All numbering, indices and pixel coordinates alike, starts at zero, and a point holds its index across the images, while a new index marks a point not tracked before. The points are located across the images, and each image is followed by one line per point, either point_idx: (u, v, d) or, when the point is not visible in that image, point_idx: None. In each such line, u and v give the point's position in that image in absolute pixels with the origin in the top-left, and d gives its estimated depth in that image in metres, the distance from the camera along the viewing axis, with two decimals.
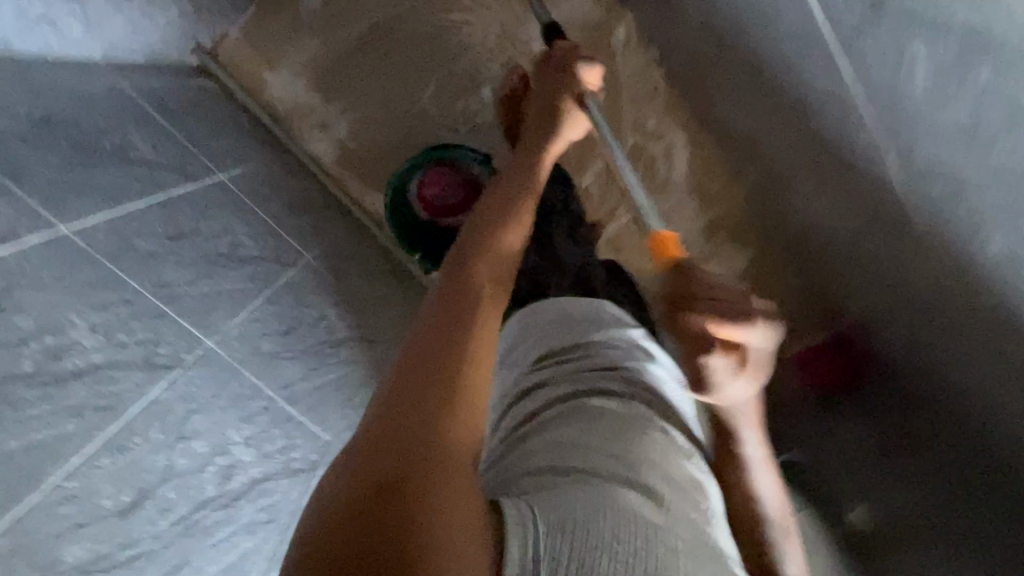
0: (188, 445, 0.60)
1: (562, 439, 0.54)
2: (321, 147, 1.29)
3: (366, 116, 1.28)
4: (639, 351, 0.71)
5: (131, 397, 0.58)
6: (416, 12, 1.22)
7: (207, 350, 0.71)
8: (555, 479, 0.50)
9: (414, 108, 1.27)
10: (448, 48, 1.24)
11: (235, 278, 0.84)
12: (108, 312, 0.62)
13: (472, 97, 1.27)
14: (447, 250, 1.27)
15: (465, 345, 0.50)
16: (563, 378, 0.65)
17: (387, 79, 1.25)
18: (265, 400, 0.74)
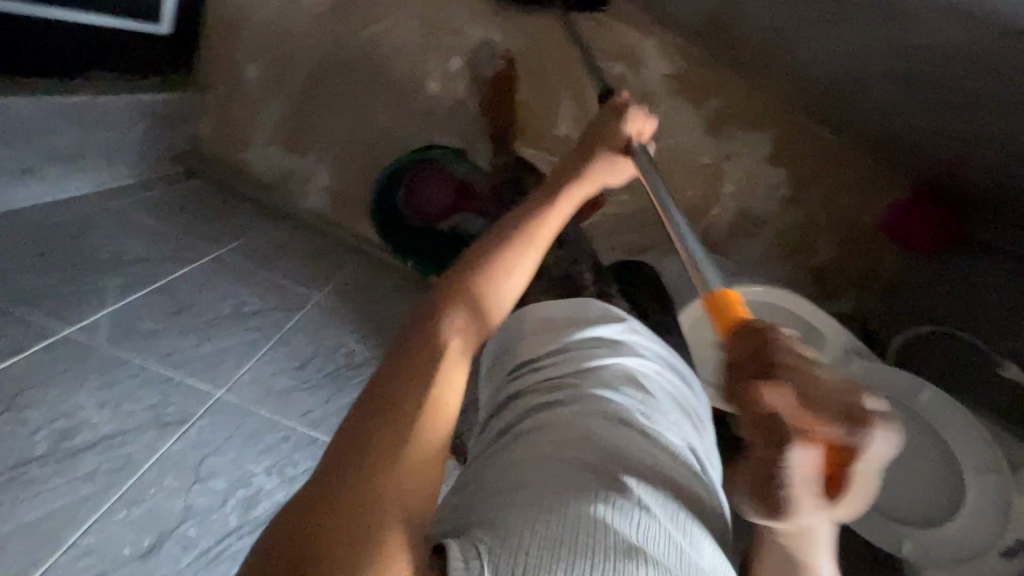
0: (206, 484, 0.63)
1: (522, 459, 0.44)
2: (311, 199, 1.34)
3: (338, 155, 1.33)
4: (621, 344, 0.58)
5: (143, 455, 0.62)
6: (346, 44, 1.29)
7: (217, 399, 0.74)
8: (513, 499, 0.40)
9: (376, 130, 1.32)
10: (384, 62, 1.29)
11: (241, 332, 0.89)
12: (114, 387, 0.67)
13: (424, 97, 1.30)
14: (439, 253, 1.26)
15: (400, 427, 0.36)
16: (537, 391, 0.53)
17: (344, 114, 1.32)
18: (285, 430, 0.76)
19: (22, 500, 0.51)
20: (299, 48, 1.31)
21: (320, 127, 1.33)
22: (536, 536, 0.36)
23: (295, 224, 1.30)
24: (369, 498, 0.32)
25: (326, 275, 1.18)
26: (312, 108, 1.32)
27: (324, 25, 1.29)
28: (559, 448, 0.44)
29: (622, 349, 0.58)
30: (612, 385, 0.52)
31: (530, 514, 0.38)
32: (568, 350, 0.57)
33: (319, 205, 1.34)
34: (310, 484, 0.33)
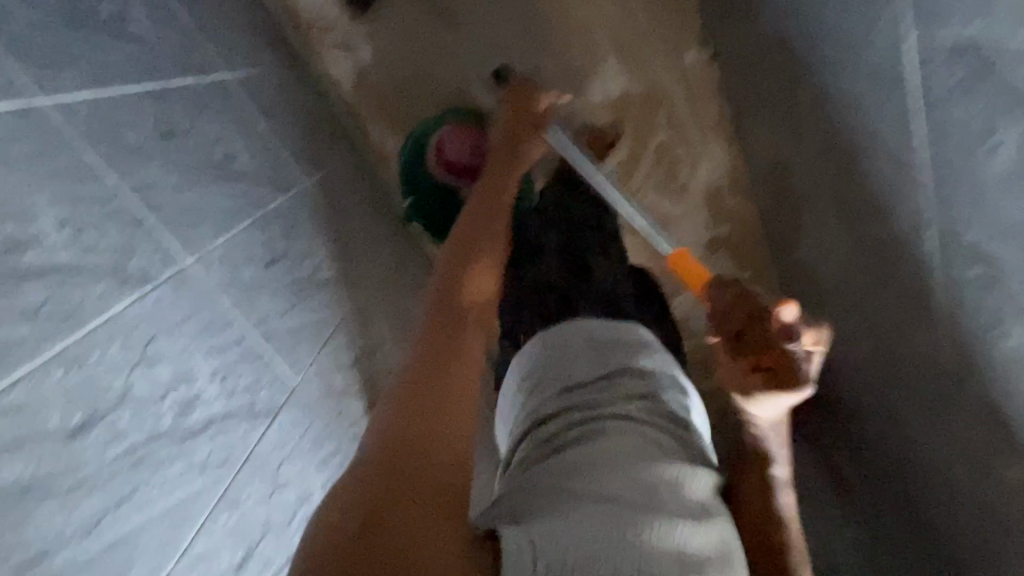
0: (150, 368, 0.56)
1: (583, 472, 0.52)
2: (339, 69, 1.20)
3: (391, 47, 1.20)
4: (653, 375, 0.69)
5: (94, 307, 0.53)
6: None
7: (185, 268, 0.65)
8: (573, 503, 0.49)
9: (444, 55, 1.21)
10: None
11: (226, 193, 0.78)
12: (81, 207, 0.56)
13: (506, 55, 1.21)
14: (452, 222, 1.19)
15: (434, 396, 0.52)
16: (584, 413, 0.62)
17: (421, 17, 1.20)
18: (238, 333, 0.69)
19: None
20: None
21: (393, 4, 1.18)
22: (587, 533, 0.46)
23: (310, 86, 1.15)
24: (417, 487, 0.46)
25: (320, 163, 1.06)
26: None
27: None
28: (594, 450, 0.55)
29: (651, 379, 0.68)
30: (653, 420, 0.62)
31: (587, 512, 0.48)
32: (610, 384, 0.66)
33: (344, 81, 1.20)
34: (381, 469, 0.47)
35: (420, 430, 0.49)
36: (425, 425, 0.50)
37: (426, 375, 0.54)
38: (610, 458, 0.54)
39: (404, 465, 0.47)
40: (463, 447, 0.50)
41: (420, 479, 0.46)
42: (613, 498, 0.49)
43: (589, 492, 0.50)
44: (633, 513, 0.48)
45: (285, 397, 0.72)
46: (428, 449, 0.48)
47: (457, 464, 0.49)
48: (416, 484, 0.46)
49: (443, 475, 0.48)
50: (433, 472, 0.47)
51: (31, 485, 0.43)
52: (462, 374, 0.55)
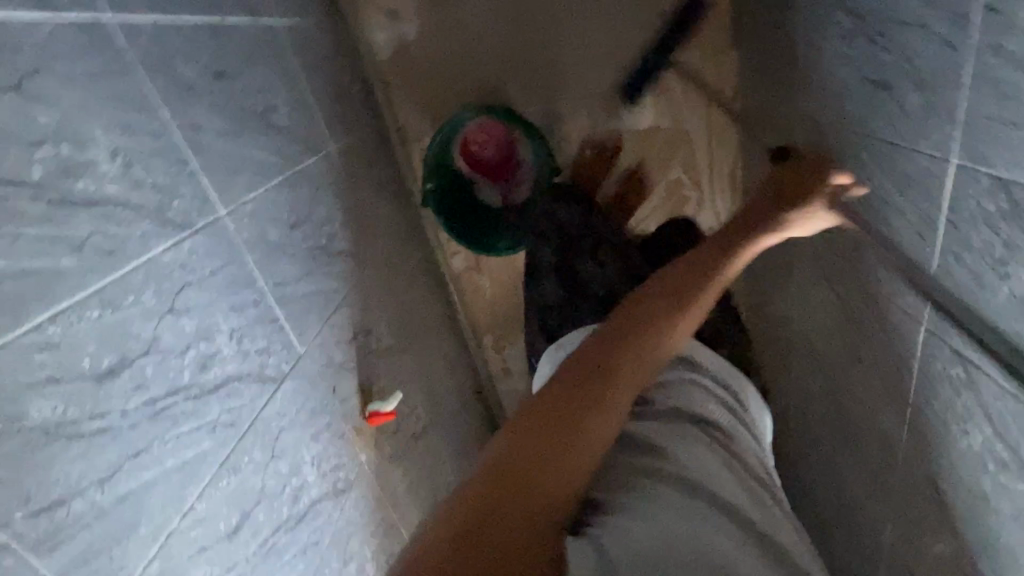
0: (177, 319, 0.54)
1: (656, 486, 0.57)
2: (380, 37, 1.18)
3: (437, 28, 1.19)
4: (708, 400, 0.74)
5: (133, 247, 0.50)
6: None
7: (219, 219, 0.62)
8: (643, 510, 0.54)
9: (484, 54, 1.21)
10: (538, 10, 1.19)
11: (263, 146, 0.75)
12: (132, 138, 0.53)
13: (546, 68, 1.22)
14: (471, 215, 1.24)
15: (552, 437, 0.54)
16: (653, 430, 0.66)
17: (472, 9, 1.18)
18: (257, 294, 0.67)
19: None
20: None
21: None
22: (665, 533, 0.52)
23: (347, 47, 1.13)
24: (531, 490, 0.51)
25: (347, 128, 1.04)
26: None
27: None
28: (665, 458, 0.62)
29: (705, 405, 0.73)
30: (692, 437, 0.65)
31: (669, 516, 0.53)
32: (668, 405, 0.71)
33: (382, 49, 1.19)
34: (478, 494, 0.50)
35: (541, 443, 0.53)
36: (547, 442, 0.54)
37: (567, 404, 0.57)
38: (676, 468, 0.60)
39: (529, 471, 0.51)
40: (580, 467, 0.54)
41: (540, 483, 0.51)
42: (679, 503, 0.55)
43: (660, 497, 0.56)
44: (693, 529, 0.53)
45: (291, 365, 0.70)
46: (548, 462, 0.52)
47: (577, 474, 0.53)
48: (529, 485, 0.51)
49: (552, 486, 0.52)
50: (546, 483, 0.51)
51: (57, 428, 0.41)
52: (582, 417, 0.57)
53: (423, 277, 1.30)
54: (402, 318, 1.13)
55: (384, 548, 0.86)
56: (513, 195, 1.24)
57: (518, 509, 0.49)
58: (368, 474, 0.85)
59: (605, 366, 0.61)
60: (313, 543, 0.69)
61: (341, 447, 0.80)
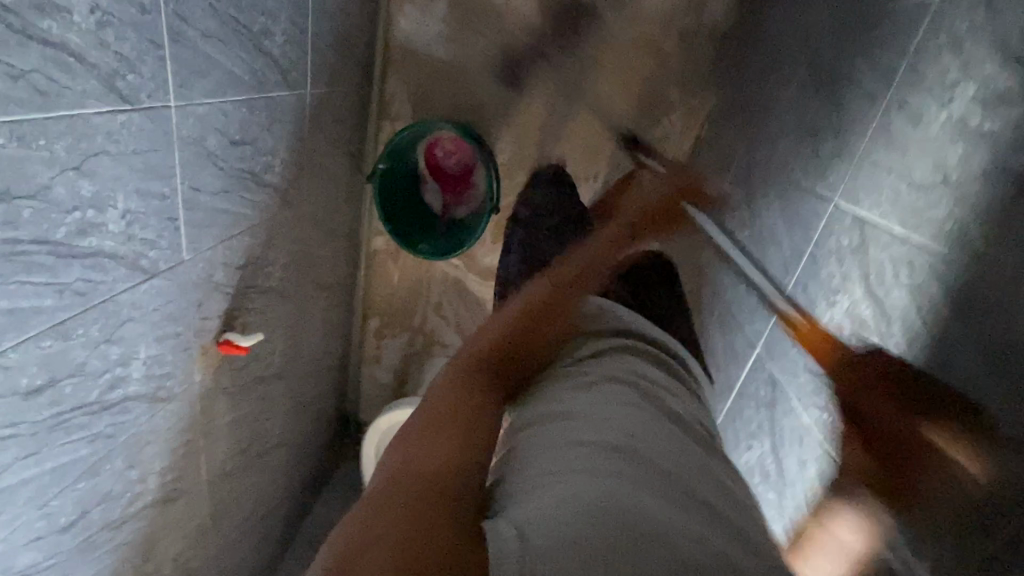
0: (76, 178, 0.55)
1: (563, 447, 0.51)
2: (402, 22, 1.26)
3: (447, 47, 1.27)
4: (638, 355, 0.68)
5: (68, 101, 0.51)
6: (538, 38, 1.24)
7: (164, 109, 0.64)
8: (553, 473, 0.48)
9: (474, 92, 1.29)
10: (531, 84, 1.27)
11: (243, 62, 0.77)
12: (117, 4, 0.54)
13: (520, 131, 1.30)
14: (403, 211, 1.29)
15: (424, 434, 0.55)
16: (571, 387, 0.60)
17: (482, 52, 1.26)
18: (168, 189, 0.68)
19: None
20: None
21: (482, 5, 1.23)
22: (579, 499, 0.44)
23: (368, 12, 1.18)
24: (406, 497, 0.47)
25: (332, 81, 1.08)
26: None
27: None
28: (573, 411, 0.55)
29: (627, 357, 0.66)
30: (620, 390, 0.59)
31: (580, 476, 0.46)
32: (581, 364, 0.64)
33: (398, 32, 1.26)
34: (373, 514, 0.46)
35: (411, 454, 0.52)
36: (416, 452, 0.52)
37: (448, 408, 0.57)
38: (592, 425, 0.53)
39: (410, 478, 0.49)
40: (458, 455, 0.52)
41: (413, 484, 0.48)
42: (593, 469, 0.47)
43: (564, 462, 0.49)
44: (618, 485, 0.46)
45: (166, 265, 0.71)
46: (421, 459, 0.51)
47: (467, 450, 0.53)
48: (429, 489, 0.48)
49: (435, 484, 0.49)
50: (430, 477, 0.49)
51: None
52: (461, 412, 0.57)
53: (337, 240, 1.34)
54: (299, 268, 1.15)
55: (176, 469, 0.86)
56: (449, 210, 1.32)
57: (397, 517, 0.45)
58: (194, 395, 0.86)
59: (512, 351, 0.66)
60: (105, 437, 0.68)
61: (181, 359, 0.80)
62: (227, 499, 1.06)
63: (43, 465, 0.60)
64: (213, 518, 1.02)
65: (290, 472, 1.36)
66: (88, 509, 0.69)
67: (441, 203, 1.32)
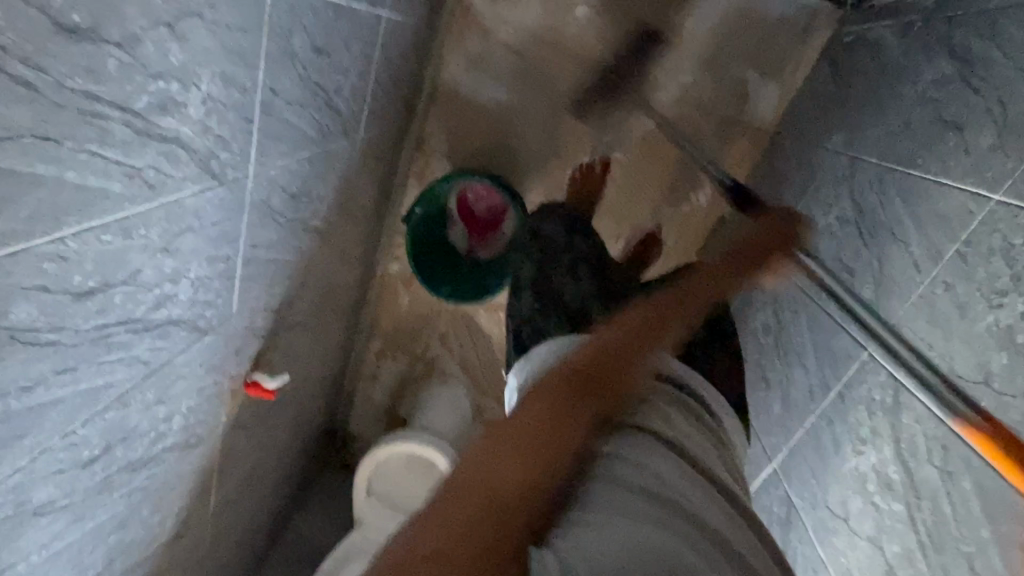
0: (163, 257, 0.55)
1: (609, 492, 0.53)
2: (450, 65, 1.29)
3: (491, 94, 1.29)
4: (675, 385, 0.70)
5: (170, 189, 0.51)
6: (581, 100, 1.27)
7: (244, 179, 0.64)
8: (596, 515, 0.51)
9: (512, 141, 1.31)
10: (568, 142, 1.30)
11: (313, 120, 0.77)
12: (226, 91, 0.54)
13: (553, 185, 1.32)
14: (430, 249, 1.32)
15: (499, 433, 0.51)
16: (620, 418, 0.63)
17: (525, 104, 1.29)
18: (232, 251, 0.68)
19: (76, 155, 0.39)
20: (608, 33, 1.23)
21: (529, 65, 1.27)
22: (633, 543, 0.49)
23: (419, 52, 1.19)
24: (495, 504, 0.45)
25: (379, 121, 1.08)
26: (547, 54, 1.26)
27: (630, 53, 1.23)
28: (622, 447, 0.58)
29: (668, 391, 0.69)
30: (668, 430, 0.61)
31: (619, 523, 0.50)
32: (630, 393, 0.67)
33: (444, 75, 1.30)
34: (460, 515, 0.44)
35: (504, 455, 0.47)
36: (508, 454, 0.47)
37: (541, 419, 0.50)
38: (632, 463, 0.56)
39: (479, 475, 0.46)
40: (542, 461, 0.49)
41: (473, 478, 0.45)
42: (647, 519, 0.51)
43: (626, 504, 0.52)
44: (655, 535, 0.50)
45: (218, 321, 0.71)
46: (501, 461, 0.47)
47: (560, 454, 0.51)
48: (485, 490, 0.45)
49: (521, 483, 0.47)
50: (504, 485, 0.46)
51: (21, 334, 0.41)
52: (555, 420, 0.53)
53: (355, 266, 1.33)
54: (321, 299, 1.15)
55: (190, 507, 0.85)
56: (474, 252, 1.34)
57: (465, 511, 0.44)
58: (217, 434, 0.85)
59: (601, 374, 0.56)
60: (138, 490, 0.68)
61: (212, 404, 0.80)
62: (225, 527, 1.05)
63: (84, 525, 0.60)
64: (210, 546, 1.01)
65: (281, 491, 1.35)
66: (112, 558, 0.69)
67: (468, 244, 1.34)
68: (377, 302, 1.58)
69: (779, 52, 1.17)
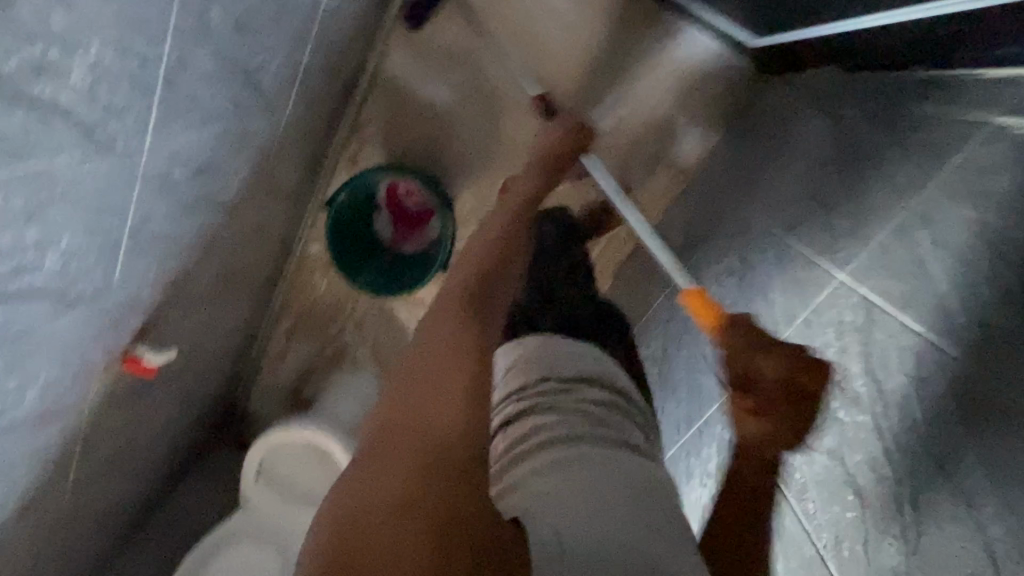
0: (27, 224, 0.51)
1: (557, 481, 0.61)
2: (396, 56, 1.30)
3: (435, 93, 1.31)
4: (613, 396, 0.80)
5: (40, 155, 0.48)
6: (521, 114, 1.31)
7: (137, 151, 0.61)
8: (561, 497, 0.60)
9: (450, 142, 1.33)
10: (504, 151, 1.33)
11: (230, 96, 0.74)
12: (121, 60, 0.51)
13: (484, 191, 1.35)
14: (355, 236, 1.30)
15: (421, 420, 0.61)
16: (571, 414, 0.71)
17: (467, 108, 1.31)
18: (117, 222, 0.64)
19: None
20: (553, 54, 1.27)
21: (476, 71, 1.29)
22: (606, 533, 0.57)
23: (364, 37, 1.18)
24: (420, 470, 0.56)
25: (311, 101, 1.06)
26: (494, 63, 1.29)
27: (569, 76, 1.28)
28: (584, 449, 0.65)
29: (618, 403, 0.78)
30: (611, 439, 0.69)
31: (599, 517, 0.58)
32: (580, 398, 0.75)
33: (389, 66, 1.30)
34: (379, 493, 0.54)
35: (422, 393, 0.64)
36: (427, 390, 0.64)
37: (445, 411, 0.62)
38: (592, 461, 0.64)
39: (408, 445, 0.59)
40: (460, 433, 0.60)
41: (412, 444, 0.59)
42: (597, 505, 0.59)
43: (570, 491, 0.60)
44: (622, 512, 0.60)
45: (92, 293, 0.67)
46: (429, 421, 0.61)
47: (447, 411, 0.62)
48: (422, 448, 0.58)
49: (432, 447, 0.58)
50: (437, 441, 0.59)
51: None
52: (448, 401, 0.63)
53: (272, 243, 1.29)
54: (226, 275, 1.11)
55: (46, 482, 0.80)
56: (395, 244, 1.34)
57: (404, 468, 0.57)
58: (83, 407, 0.80)
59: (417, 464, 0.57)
60: None
61: (79, 378, 0.75)
62: (89, 502, 0.98)
63: None
64: (70, 521, 0.94)
65: (163, 466, 1.29)
66: None
67: (390, 234, 1.33)
68: (294, 281, 1.54)
69: (707, 103, 1.25)
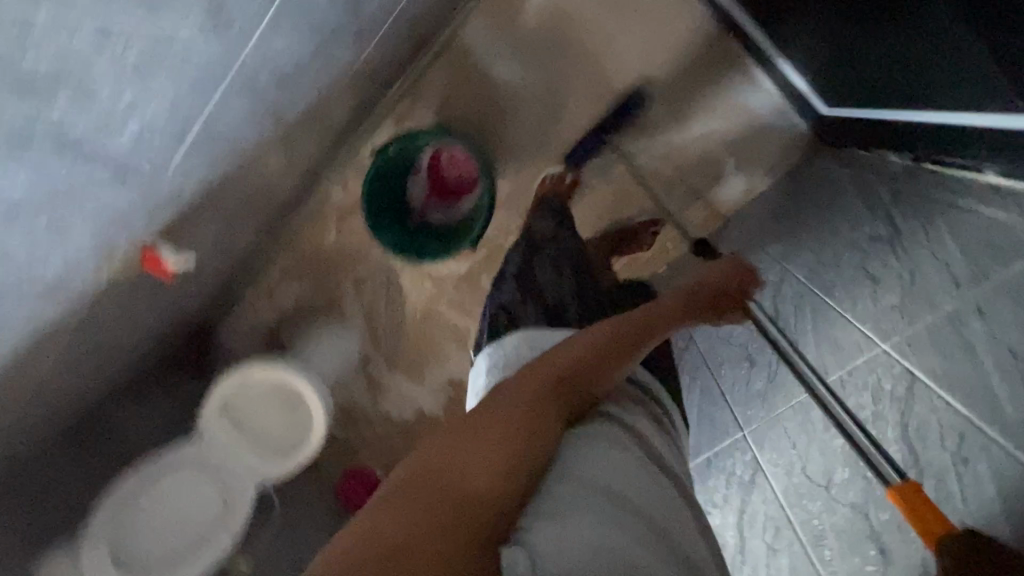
0: (127, 82, 0.47)
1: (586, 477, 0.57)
2: (474, 27, 1.29)
3: (502, 71, 1.30)
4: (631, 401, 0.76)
5: (170, 15, 0.45)
6: (580, 117, 1.32)
7: (245, 43, 0.58)
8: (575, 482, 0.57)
9: (505, 124, 1.32)
10: (554, 147, 1.33)
11: (335, 16, 0.72)
12: None
13: (525, 182, 1.34)
14: (389, 189, 1.28)
15: (470, 474, 0.53)
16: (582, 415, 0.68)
17: (530, 95, 1.31)
18: (199, 108, 0.61)
19: None
20: (626, 68, 1.29)
21: (548, 62, 1.29)
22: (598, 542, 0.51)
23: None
24: (447, 492, 0.51)
25: (388, 45, 1.03)
26: (568, 60, 1.29)
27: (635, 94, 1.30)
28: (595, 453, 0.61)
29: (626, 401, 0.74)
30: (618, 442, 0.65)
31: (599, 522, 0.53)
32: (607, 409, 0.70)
33: (465, 33, 1.29)
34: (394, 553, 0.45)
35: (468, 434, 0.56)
36: (469, 446, 0.55)
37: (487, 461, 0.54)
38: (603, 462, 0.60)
39: (455, 480, 0.52)
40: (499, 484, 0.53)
41: (444, 478, 0.52)
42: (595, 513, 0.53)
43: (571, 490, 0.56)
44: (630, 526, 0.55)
45: (148, 174, 0.62)
46: (468, 461, 0.53)
47: (491, 453, 0.55)
48: (462, 494, 0.51)
49: (474, 496, 0.51)
50: (479, 485, 0.52)
51: None
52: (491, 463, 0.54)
53: (300, 176, 1.24)
54: (252, 196, 1.06)
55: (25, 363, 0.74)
56: (428, 207, 1.31)
57: (438, 503, 0.50)
58: (86, 292, 0.74)
59: (444, 500, 0.50)
60: None
61: (96, 260, 0.70)
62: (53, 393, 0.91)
63: None
64: (29, 410, 0.87)
65: (125, 376, 1.21)
66: None
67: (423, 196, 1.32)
68: (305, 220, 1.49)
69: (758, 154, 1.28)
